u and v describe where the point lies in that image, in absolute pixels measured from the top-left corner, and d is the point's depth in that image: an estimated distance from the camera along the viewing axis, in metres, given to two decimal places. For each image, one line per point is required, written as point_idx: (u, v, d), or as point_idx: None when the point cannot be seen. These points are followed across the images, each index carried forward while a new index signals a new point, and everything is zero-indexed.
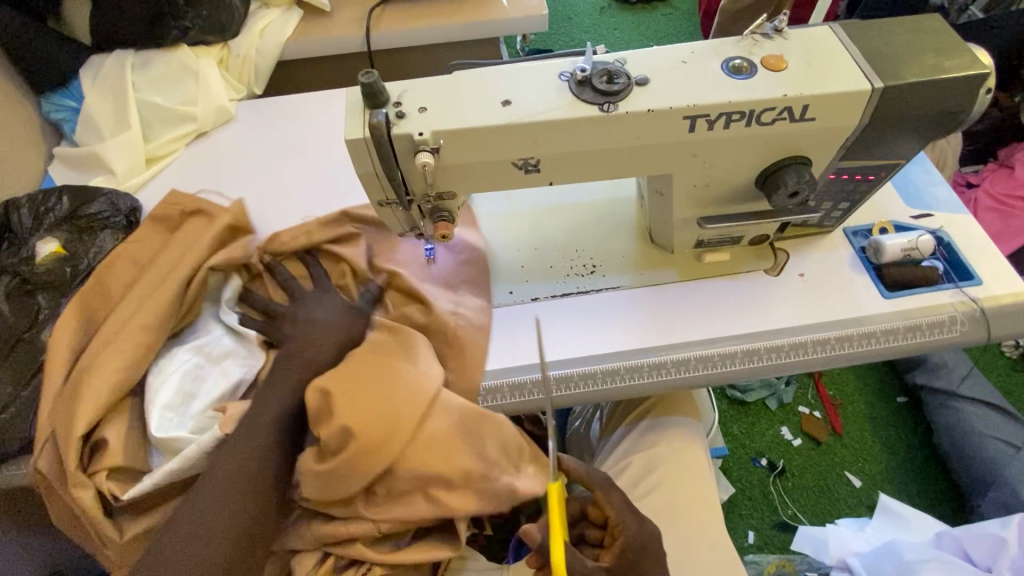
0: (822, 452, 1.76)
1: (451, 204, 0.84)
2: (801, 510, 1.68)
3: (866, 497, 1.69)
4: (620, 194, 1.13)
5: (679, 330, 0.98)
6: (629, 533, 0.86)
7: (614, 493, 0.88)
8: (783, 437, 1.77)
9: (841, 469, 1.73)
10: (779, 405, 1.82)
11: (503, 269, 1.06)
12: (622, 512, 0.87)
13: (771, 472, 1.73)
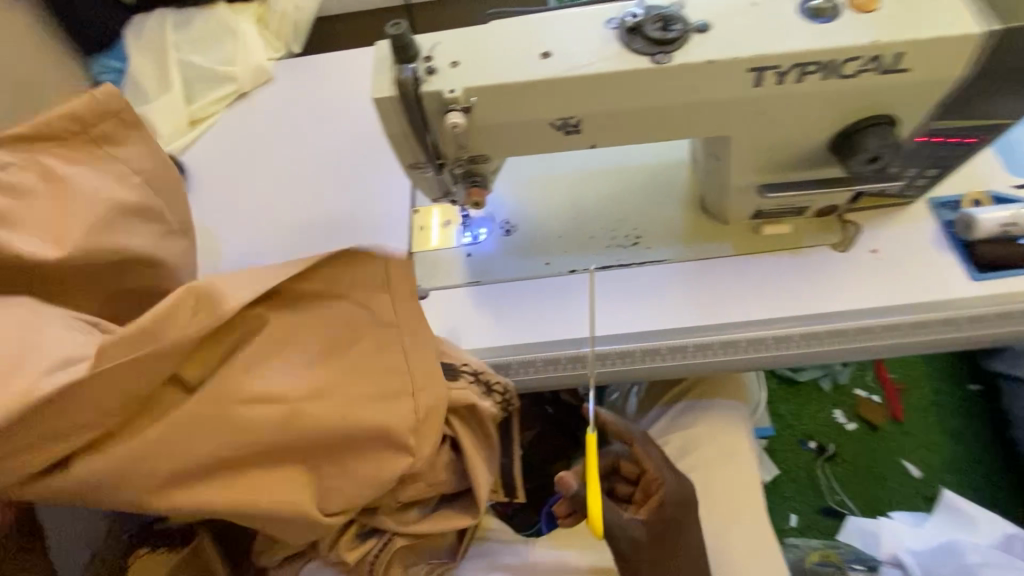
0: (877, 439, 1.64)
1: (484, 168, 0.79)
2: (850, 497, 1.59)
3: (923, 489, 1.58)
4: (670, 159, 1.04)
5: (730, 309, 0.91)
6: (668, 489, 0.87)
7: (652, 450, 0.90)
8: (835, 421, 1.66)
9: (897, 458, 1.62)
10: (832, 386, 1.71)
11: (540, 238, 1.01)
12: (661, 468, 0.88)
13: (819, 455, 1.64)
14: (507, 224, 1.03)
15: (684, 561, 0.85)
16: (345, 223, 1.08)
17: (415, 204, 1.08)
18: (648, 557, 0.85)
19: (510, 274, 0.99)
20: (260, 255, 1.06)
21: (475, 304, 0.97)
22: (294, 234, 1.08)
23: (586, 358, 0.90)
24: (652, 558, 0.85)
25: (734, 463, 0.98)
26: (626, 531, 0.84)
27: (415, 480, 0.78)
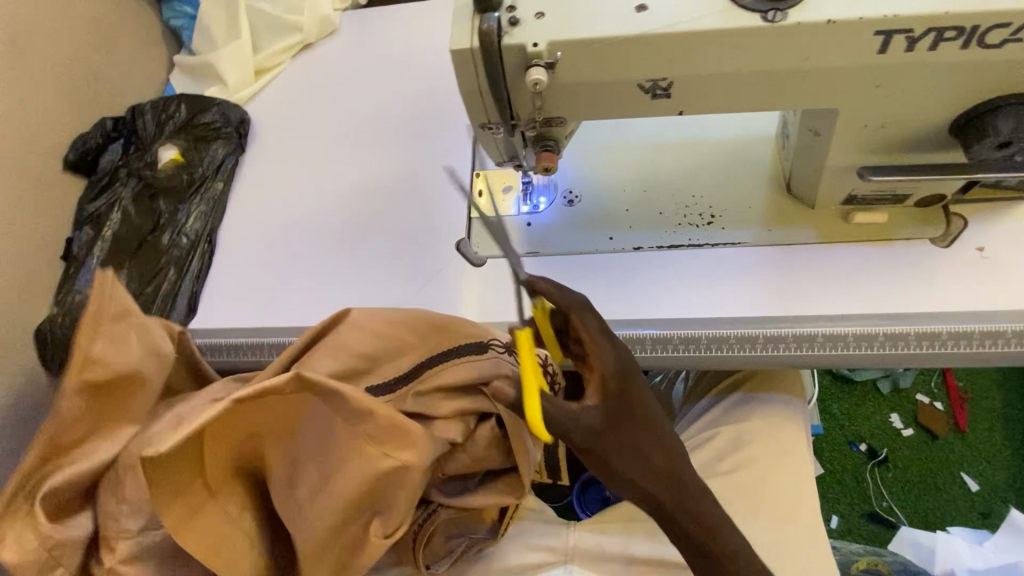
0: (936, 448, 1.54)
1: (558, 131, 0.74)
2: (898, 504, 1.50)
3: (980, 504, 1.48)
4: (752, 135, 0.98)
5: (808, 300, 0.84)
6: (605, 356, 0.65)
7: (588, 317, 0.66)
8: (891, 425, 1.57)
9: (956, 469, 1.51)
10: (893, 389, 1.60)
11: (604, 211, 0.96)
12: (600, 333, 0.66)
13: (869, 459, 1.54)
14: (570, 194, 0.98)
15: (654, 445, 0.64)
16: (405, 182, 1.07)
17: (476, 168, 1.06)
18: (614, 448, 0.61)
19: (570, 246, 0.94)
20: (320, 210, 1.06)
21: (531, 275, 0.94)
22: (354, 190, 1.07)
23: (646, 340, 0.84)
24: (618, 446, 0.61)
25: (790, 461, 0.88)
26: (579, 420, 0.60)
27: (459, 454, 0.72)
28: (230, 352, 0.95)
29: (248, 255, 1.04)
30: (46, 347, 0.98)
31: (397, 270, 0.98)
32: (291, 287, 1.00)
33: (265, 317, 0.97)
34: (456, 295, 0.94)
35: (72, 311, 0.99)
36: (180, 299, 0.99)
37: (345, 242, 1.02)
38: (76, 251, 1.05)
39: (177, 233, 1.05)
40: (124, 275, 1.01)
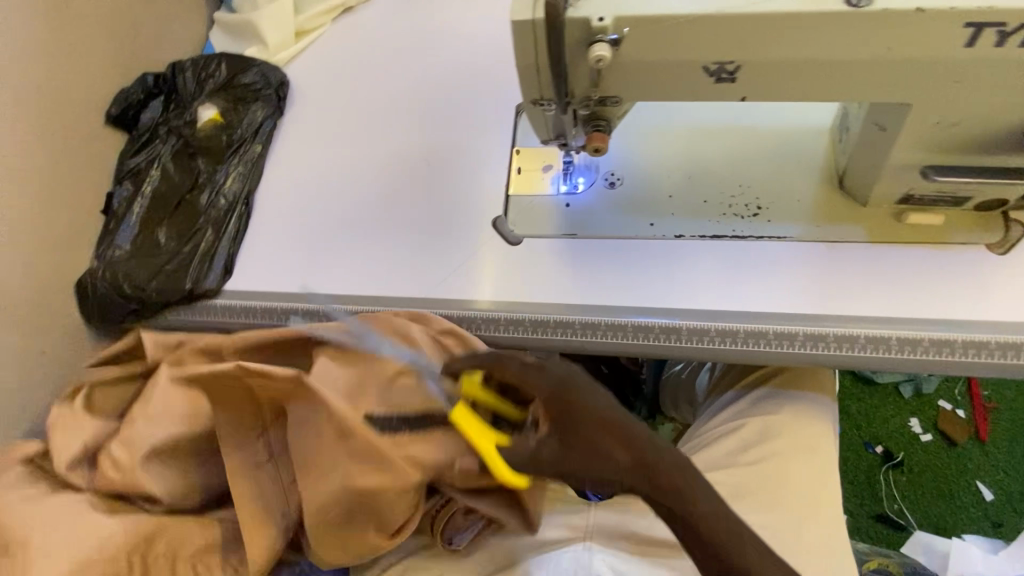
0: (953, 454, 1.51)
1: (612, 111, 0.73)
2: (909, 508, 1.47)
3: (993, 514, 1.46)
4: (805, 126, 0.95)
5: (852, 299, 0.82)
6: (540, 387, 0.74)
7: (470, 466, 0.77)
8: (909, 429, 1.53)
9: (971, 477, 1.49)
10: (914, 394, 1.57)
11: (645, 196, 0.94)
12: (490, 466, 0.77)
13: (884, 461, 1.51)
14: (612, 176, 0.97)
15: (620, 446, 0.70)
16: (444, 154, 1.05)
17: (516, 144, 1.04)
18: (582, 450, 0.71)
19: (608, 230, 0.93)
20: (356, 178, 1.06)
21: (568, 256, 0.93)
22: (391, 159, 1.06)
23: (682, 330, 0.84)
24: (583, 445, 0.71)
25: (815, 457, 0.87)
26: (540, 455, 0.71)
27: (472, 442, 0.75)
28: (265, 316, 0.97)
29: (283, 219, 1.04)
30: (85, 299, 1.00)
31: (434, 242, 0.98)
32: (325, 254, 1.00)
33: (300, 283, 0.98)
34: (492, 272, 0.93)
35: (110, 265, 1.00)
36: (217, 259, 1.00)
37: (381, 211, 1.02)
38: (115, 206, 1.05)
39: (215, 194, 1.05)
40: (163, 232, 1.02)
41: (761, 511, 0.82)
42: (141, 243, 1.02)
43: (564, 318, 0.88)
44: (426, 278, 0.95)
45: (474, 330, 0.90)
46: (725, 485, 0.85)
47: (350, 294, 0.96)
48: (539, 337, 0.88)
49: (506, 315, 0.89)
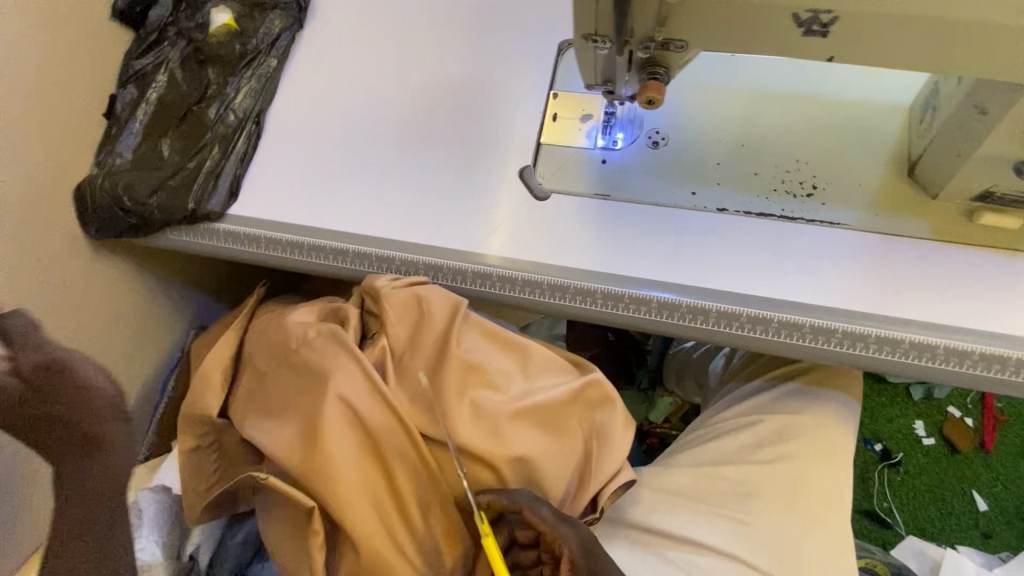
0: (952, 461, 1.42)
1: (672, 57, 0.66)
2: (899, 508, 1.40)
3: (983, 524, 1.38)
4: (882, 102, 0.85)
5: (902, 300, 0.75)
6: (571, 537, 0.71)
7: (540, 507, 0.72)
8: (912, 431, 1.44)
9: (967, 485, 1.40)
10: (925, 396, 1.47)
11: (690, 160, 0.86)
12: (555, 521, 0.71)
13: (881, 460, 1.43)
14: (656, 134, 0.88)
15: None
16: (475, 90, 0.96)
17: (553, 88, 0.94)
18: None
19: (646, 195, 0.85)
20: (378, 108, 0.97)
21: (597, 218, 0.85)
22: (419, 91, 0.97)
23: (711, 312, 0.78)
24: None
25: (833, 462, 0.84)
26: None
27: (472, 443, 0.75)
28: (271, 247, 0.91)
29: (298, 144, 0.97)
30: (84, 209, 0.94)
31: (457, 187, 0.90)
32: (340, 187, 0.93)
33: (310, 215, 0.92)
34: (517, 227, 0.87)
35: (110, 174, 0.93)
36: (223, 179, 0.94)
37: (400, 147, 0.94)
38: (118, 110, 0.98)
39: (225, 108, 0.97)
40: (167, 143, 0.95)
41: (767, 512, 0.80)
42: (143, 153, 0.95)
43: (587, 286, 0.81)
44: (444, 225, 0.88)
45: (487, 288, 0.85)
46: (733, 482, 0.83)
47: (361, 233, 0.90)
48: (551, 303, 0.83)
49: (518, 275, 0.84)
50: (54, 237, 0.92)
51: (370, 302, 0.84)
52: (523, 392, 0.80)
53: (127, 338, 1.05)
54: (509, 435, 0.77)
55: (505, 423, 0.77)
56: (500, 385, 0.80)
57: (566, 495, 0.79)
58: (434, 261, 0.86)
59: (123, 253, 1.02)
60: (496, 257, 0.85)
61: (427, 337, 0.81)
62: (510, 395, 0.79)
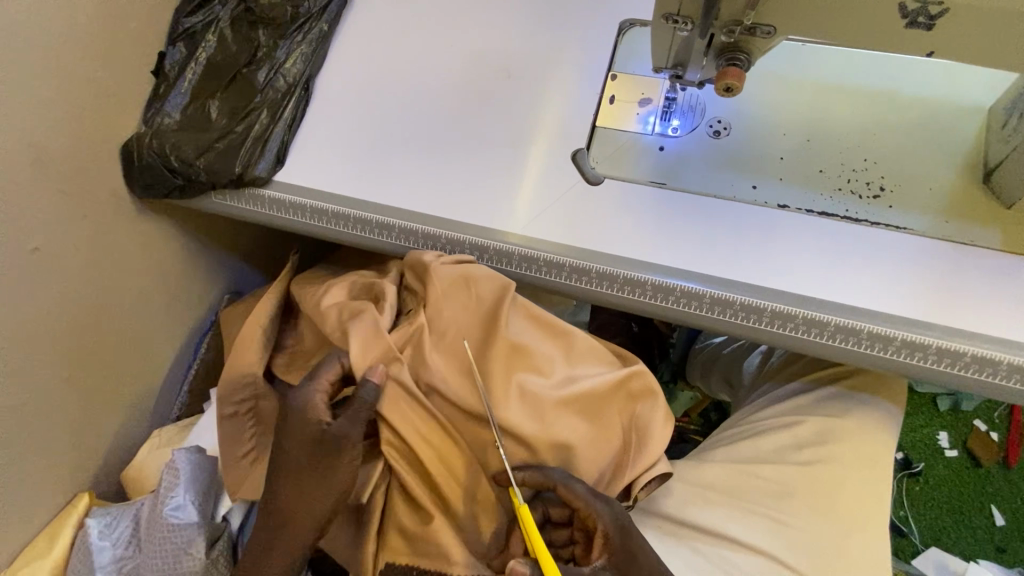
0: (975, 475, 1.39)
1: (755, 43, 0.64)
2: (915, 517, 1.37)
3: (1002, 539, 1.34)
4: (957, 105, 0.82)
5: (965, 311, 0.73)
6: (604, 514, 0.71)
7: (575, 483, 0.73)
8: (935, 441, 1.41)
9: (988, 499, 1.37)
10: (952, 408, 1.43)
11: (751, 153, 0.83)
12: (590, 497, 0.72)
13: (902, 469, 1.41)
14: (718, 123, 0.85)
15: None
16: (530, 67, 0.93)
17: (612, 69, 0.92)
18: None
19: (703, 186, 0.83)
20: (430, 81, 0.95)
21: (651, 206, 0.83)
22: (471, 64, 0.95)
23: (764, 311, 0.76)
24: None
25: (874, 470, 0.82)
26: None
27: (515, 428, 0.75)
28: (315, 217, 0.91)
29: (348, 113, 0.95)
30: (130, 168, 0.93)
31: (507, 167, 0.89)
32: (388, 160, 0.91)
33: (357, 187, 0.91)
34: (569, 210, 0.85)
35: (159, 133, 0.93)
36: (270, 145, 0.93)
37: (450, 122, 0.92)
38: (167, 69, 0.97)
39: (275, 72, 0.95)
40: (216, 106, 0.94)
41: (804, 515, 0.79)
42: (191, 115, 0.94)
43: (636, 276, 0.79)
44: (493, 204, 0.87)
45: (532, 272, 0.84)
46: (769, 482, 0.82)
47: (407, 208, 0.88)
48: (598, 292, 0.82)
49: (565, 261, 0.82)
50: (104, 193, 0.92)
51: (414, 277, 0.83)
52: (565, 378, 0.79)
53: (166, 299, 1.06)
54: (553, 418, 0.76)
55: (550, 406, 0.76)
56: (543, 369, 0.78)
57: (603, 480, 0.79)
58: (481, 241, 0.85)
59: (165, 213, 1.02)
60: (518, 235, 0.84)
61: (471, 316, 0.80)
62: (558, 377, 0.78)
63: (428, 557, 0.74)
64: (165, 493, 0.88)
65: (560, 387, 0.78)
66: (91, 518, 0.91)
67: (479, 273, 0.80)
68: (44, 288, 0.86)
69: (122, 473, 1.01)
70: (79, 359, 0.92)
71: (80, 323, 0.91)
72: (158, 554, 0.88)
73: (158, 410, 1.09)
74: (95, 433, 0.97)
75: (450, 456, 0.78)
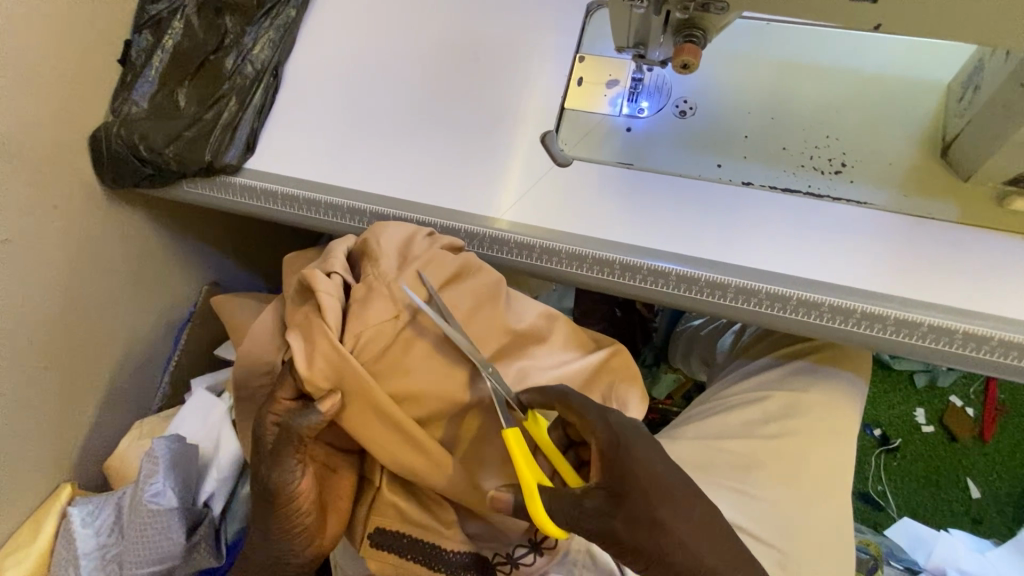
0: (951, 449, 1.42)
1: (711, 20, 0.65)
2: (892, 491, 1.41)
3: (975, 510, 1.38)
4: (918, 82, 0.83)
5: (924, 283, 0.75)
6: (600, 428, 0.65)
7: (570, 396, 0.68)
8: (912, 417, 1.45)
9: (962, 472, 1.40)
10: (928, 385, 1.46)
11: (718, 132, 0.84)
12: (585, 410, 0.67)
13: (879, 445, 1.44)
14: (684, 103, 0.86)
15: (665, 500, 0.61)
16: (499, 50, 0.94)
17: (580, 51, 0.92)
18: (597, 528, 0.60)
19: (669, 165, 0.84)
20: (401, 67, 0.95)
21: (619, 186, 0.84)
22: (440, 48, 0.95)
23: (729, 287, 0.77)
24: (603, 530, 0.60)
25: (837, 440, 0.85)
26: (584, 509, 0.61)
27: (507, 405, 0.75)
28: (287, 203, 0.91)
29: (318, 100, 0.95)
30: (99, 157, 0.92)
31: (477, 149, 0.89)
32: (358, 145, 0.92)
33: (331, 174, 0.91)
34: (539, 192, 0.86)
35: (126, 122, 0.92)
36: (240, 131, 0.92)
37: (420, 107, 0.92)
38: (133, 56, 0.95)
39: (243, 59, 0.95)
40: (184, 94, 0.93)
41: (773, 486, 0.81)
42: (160, 103, 0.93)
43: (605, 255, 0.80)
44: (464, 187, 0.87)
45: (503, 253, 0.84)
46: (741, 456, 0.84)
47: (378, 193, 0.89)
48: (568, 273, 0.83)
49: (535, 242, 0.83)
50: (74, 183, 0.91)
51: (378, 248, 0.75)
52: (552, 364, 0.79)
53: (142, 289, 1.06)
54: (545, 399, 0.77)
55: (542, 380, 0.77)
56: (534, 352, 0.80)
57: None
58: (452, 224, 0.85)
59: (138, 203, 1.01)
60: (494, 220, 0.85)
61: (461, 296, 0.77)
62: (555, 359, 0.80)
63: (422, 533, 0.73)
64: (145, 480, 0.89)
65: (550, 372, 0.78)
66: (73, 507, 0.92)
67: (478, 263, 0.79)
68: (15, 279, 0.85)
69: (104, 465, 1.01)
70: (55, 350, 0.92)
71: (54, 313, 0.91)
72: (141, 541, 0.88)
73: (140, 402, 1.09)
74: (75, 424, 0.97)
75: (416, 459, 0.70)
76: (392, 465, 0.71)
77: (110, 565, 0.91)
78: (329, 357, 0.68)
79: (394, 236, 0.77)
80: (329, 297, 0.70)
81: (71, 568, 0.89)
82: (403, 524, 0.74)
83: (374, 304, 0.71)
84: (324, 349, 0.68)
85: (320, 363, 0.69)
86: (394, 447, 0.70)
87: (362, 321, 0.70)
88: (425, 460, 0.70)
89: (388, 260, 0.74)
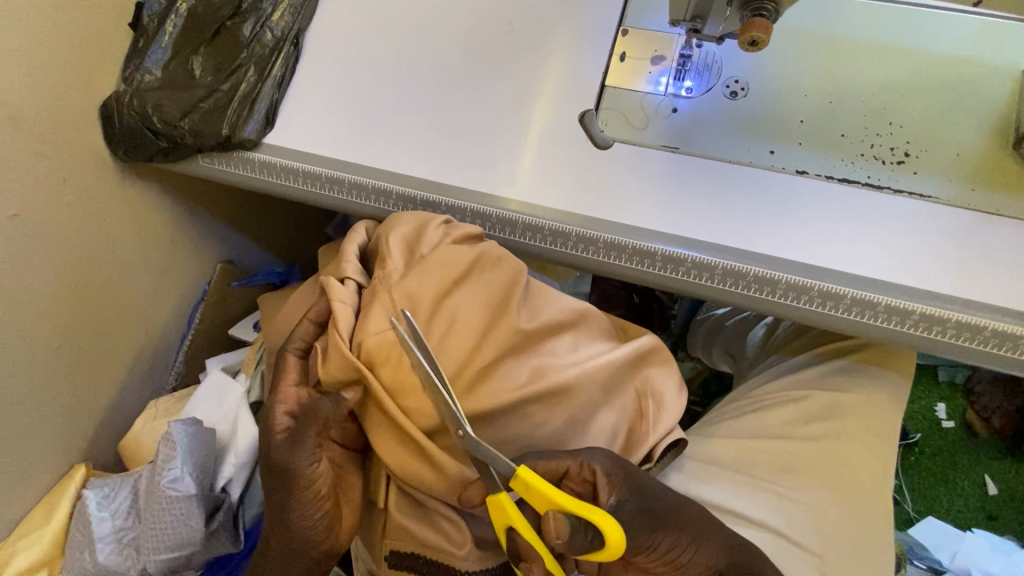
0: (971, 446, 1.39)
1: None
2: (907, 486, 1.38)
3: (993, 507, 1.35)
4: (991, 66, 0.77)
5: (988, 283, 0.70)
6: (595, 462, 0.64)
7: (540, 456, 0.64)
8: (931, 411, 1.41)
9: (981, 468, 1.37)
10: (950, 380, 1.42)
11: (770, 115, 0.79)
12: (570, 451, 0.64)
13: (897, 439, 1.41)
14: (735, 83, 0.80)
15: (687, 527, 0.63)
16: (535, 21, 0.87)
17: (623, 25, 0.86)
18: (639, 544, 0.62)
19: (716, 150, 0.79)
20: (430, 36, 0.89)
21: (660, 171, 0.79)
22: (473, 18, 0.89)
23: (778, 284, 0.73)
24: (645, 545, 0.62)
25: (883, 447, 0.80)
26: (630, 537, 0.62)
27: (536, 407, 0.69)
28: (309, 181, 0.86)
29: (342, 72, 0.90)
30: (110, 129, 0.88)
31: (508, 128, 0.84)
32: (384, 120, 0.86)
33: (353, 151, 0.86)
34: (577, 175, 0.81)
35: (139, 91, 0.87)
36: (259, 104, 0.87)
37: (451, 82, 0.86)
38: (145, 21, 0.89)
39: (262, 26, 0.89)
40: (199, 62, 0.88)
41: (809, 490, 0.78)
42: (174, 72, 0.88)
43: (647, 246, 0.76)
44: (495, 169, 0.82)
45: (536, 241, 0.80)
46: (774, 456, 0.81)
47: (404, 172, 0.84)
48: (603, 263, 0.78)
49: (571, 230, 0.78)
50: (86, 153, 0.87)
51: (386, 250, 0.72)
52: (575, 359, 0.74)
53: (155, 265, 1.02)
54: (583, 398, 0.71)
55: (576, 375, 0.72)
56: (553, 345, 0.73)
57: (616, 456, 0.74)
58: (481, 208, 0.81)
59: (151, 176, 0.97)
60: (527, 204, 0.80)
61: (476, 290, 0.70)
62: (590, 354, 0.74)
63: (433, 552, 0.69)
64: (161, 464, 0.87)
65: (576, 367, 0.71)
66: (88, 490, 0.90)
67: (495, 254, 0.73)
68: (28, 251, 0.82)
69: (120, 444, 0.99)
70: (67, 325, 0.89)
71: (65, 292, 0.88)
72: (158, 525, 0.86)
73: (155, 381, 1.06)
74: (90, 402, 0.95)
75: (427, 473, 0.67)
76: (406, 479, 0.68)
77: (127, 548, 0.89)
78: (343, 366, 0.66)
79: (401, 234, 0.73)
80: (342, 304, 0.68)
81: (88, 550, 0.88)
82: (416, 544, 0.70)
83: (377, 312, 0.67)
84: (338, 357, 0.66)
85: (333, 369, 0.66)
86: (407, 460, 0.67)
87: (366, 329, 0.66)
88: (437, 478, 0.67)
89: (393, 262, 0.70)
